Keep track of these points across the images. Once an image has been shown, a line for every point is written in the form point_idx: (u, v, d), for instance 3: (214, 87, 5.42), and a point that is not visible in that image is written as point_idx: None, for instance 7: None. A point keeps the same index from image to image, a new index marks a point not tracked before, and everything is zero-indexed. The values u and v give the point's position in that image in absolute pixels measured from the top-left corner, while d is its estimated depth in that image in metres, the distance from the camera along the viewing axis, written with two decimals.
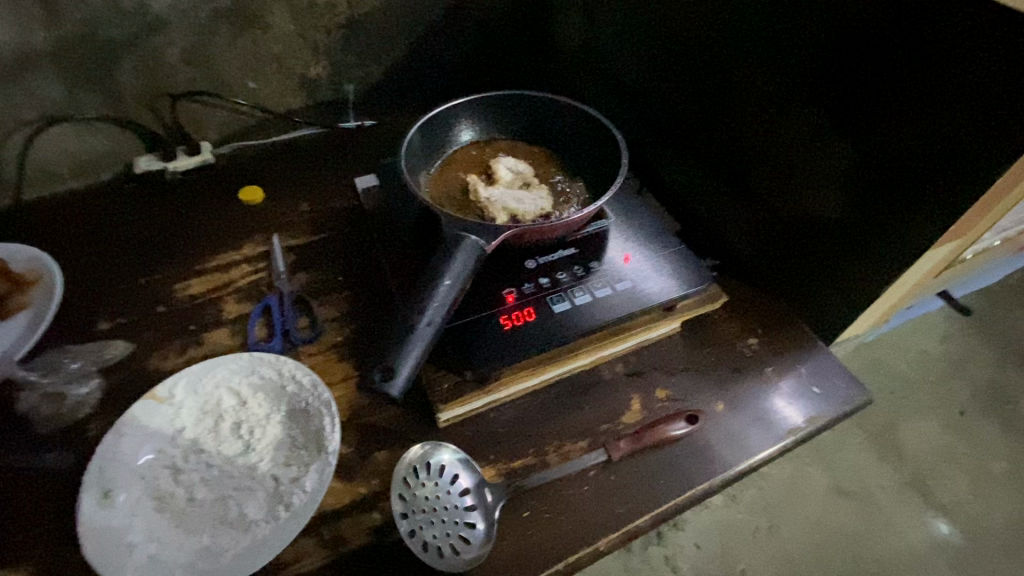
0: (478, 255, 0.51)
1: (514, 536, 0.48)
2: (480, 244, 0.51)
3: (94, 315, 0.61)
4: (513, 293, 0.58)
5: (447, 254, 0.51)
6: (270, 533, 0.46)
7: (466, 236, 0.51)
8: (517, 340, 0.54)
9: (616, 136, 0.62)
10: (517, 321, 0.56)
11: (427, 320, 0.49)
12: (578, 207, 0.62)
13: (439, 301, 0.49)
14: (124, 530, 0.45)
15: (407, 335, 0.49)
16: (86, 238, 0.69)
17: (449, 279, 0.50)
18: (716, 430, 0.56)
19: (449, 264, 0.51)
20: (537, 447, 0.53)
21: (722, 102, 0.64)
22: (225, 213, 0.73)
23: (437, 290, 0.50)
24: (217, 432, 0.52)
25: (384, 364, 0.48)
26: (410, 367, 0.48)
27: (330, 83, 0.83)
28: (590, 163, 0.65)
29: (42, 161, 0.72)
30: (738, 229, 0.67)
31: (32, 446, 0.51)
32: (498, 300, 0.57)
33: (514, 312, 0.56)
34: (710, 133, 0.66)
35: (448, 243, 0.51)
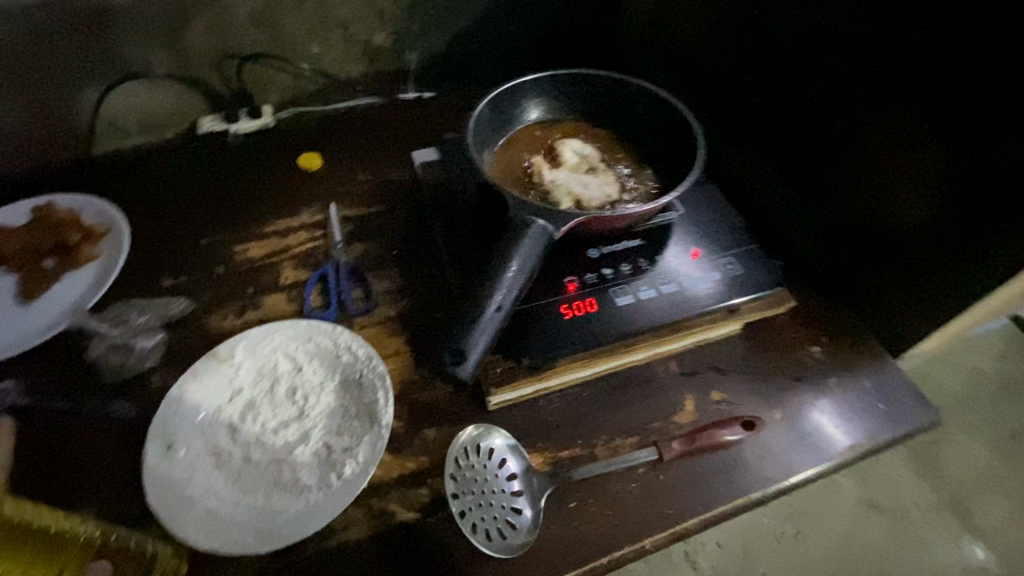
0: (544, 241, 0.50)
1: (559, 527, 0.47)
2: (548, 230, 0.50)
3: (158, 271, 0.63)
4: (575, 282, 0.57)
5: (513, 238, 0.50)
6: (323, 500, 0.47)
7: (535, 221, 0.50)
8: (576, 331, 0.54)
9: (693, 123, 0.58)
10: (580, 312, 0.55)
11: (496, 305, 0.49)
12: (646, 198, 0.60)
13: (508, 288, 0.49)
14: (185, 483, 0.46)
15: (476, 320, 0.48)
16: (151, 194, 0.70)
17: (515, 267, 0.49)
18: (771, 439, 0.54)
19: (516, 250, 0.50)
20: (586, 439, 0.52)
21: (807, 96, 0.59)
22: (284, 179, 0.73)
23: (505, 277, 0.49)
24: (273, 395, 0.52)
25: (454, 347, 0.49)
26: (479, 351, 0.48)
27: (392, 52, 0.81)
28: (660, 152, 0.63)
29: (112, 116, 0.74)
30: (807, 232, 0.64)
31: (100, 394, 0.53)
32: (560, 289, 0.56)
33: (576, 302, 0.55)
34: (790, 128, 0.62)
35: (516, 228, 0.50)
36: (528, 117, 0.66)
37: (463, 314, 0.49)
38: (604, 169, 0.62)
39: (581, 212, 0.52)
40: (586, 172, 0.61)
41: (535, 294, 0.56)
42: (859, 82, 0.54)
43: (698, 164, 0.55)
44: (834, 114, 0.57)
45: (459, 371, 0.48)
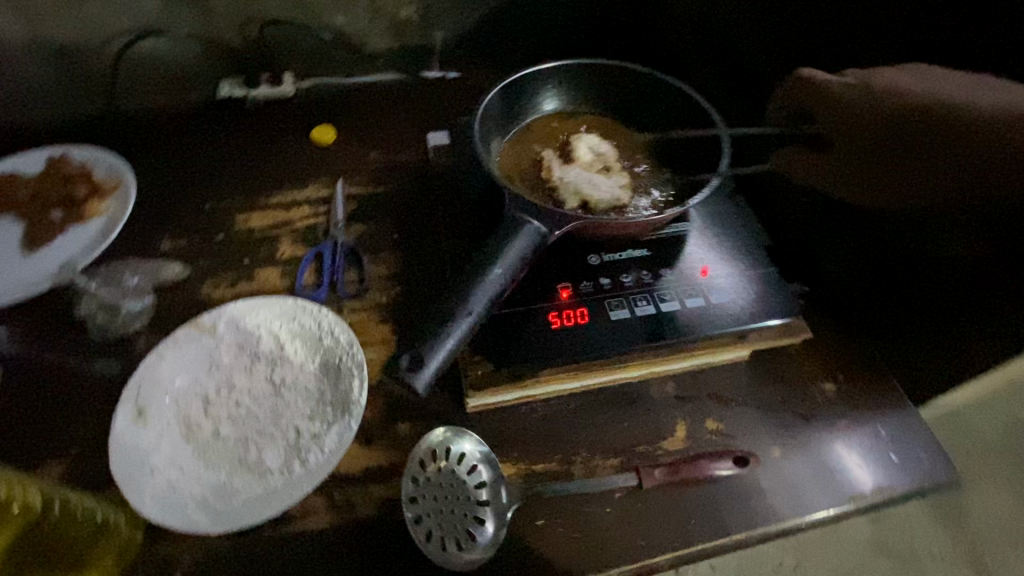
0: (536, 243, 0.47)
1: (523, 543, 0.45)
2: (541, 231, 0.47)
3: (159, 232, 0.63)
4: (569, 289, 0.54)
5: (505, 237, 0.47)
6: (283, 485, 0.45)
7: (528, 222, 0.47)
8: (564, 341, 0.51)
9: (717, 125, 0.53)
10: (569, 322, 0.52)
11: (467, 309, 0.46)
12: (660, 205, 0.56)
13: (486, 291, 0.46)
14: (150, 452, 0.46)
15: (444, 324, 0.45)
16: (163, 154, 0.70)
17: (502, 267, 0.47)
18: (765, 478, 0.50)
19: (505, 250, 0.47)
20: (564, 455, 0.50)
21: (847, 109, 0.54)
22: (294, 150, 0.72)
23: (487, 277, 0.46)
24: (250, 372, 0.51)
25: (413, 352, 0.45)
26: (441, 358, 0.45)
27: (418, 27, 0.79)
28: (682, 155, 0.58)
29: (134, 72, 0.74)
30: (837, 258, 0.59)
31: (85, 350, 0.53)
32: (552, 295, 0.53)
33: (566, 311, 0.52)
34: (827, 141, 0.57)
35: (506, 227, 0.48)
36: (545, 109, 0.63)
37: (431, 317, 0.46)
38: (620, 169, 0.58)
39: (579, 215, 0.49)
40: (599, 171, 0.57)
41: (527, 298, 0.53)
42: (902, 101, 0.48)
43: (717, 173, 0.50)
44: (868, 134, 0.51)
45: (414, 378, 0.44)
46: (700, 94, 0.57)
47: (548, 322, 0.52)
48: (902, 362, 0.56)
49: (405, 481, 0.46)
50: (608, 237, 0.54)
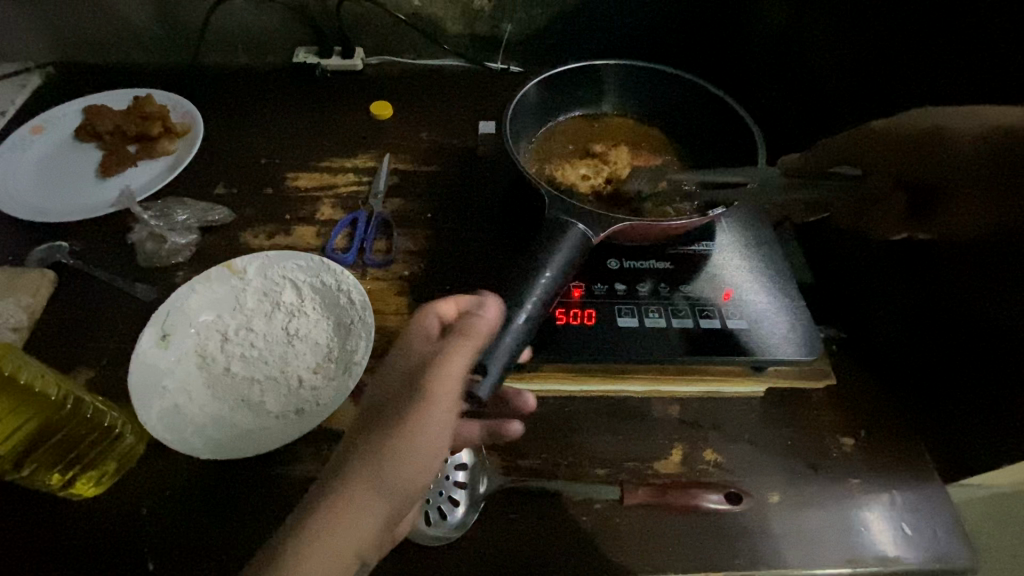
0: (582, 246, 0.47)
1: (493, 533, 0.45)
2: (587, 234, 0.47)
3: (215, 178, 0.67)
4: (581, 288, 0.53)
5: (550, 239, 0.47)
6: (275, 428, 0.47)
7: (574, 224, 0.47)
8: (568, 340, 0.50)
9: (754, 131, 0.54)
10: (575, 322, 0.51)
11: (524, 312, 0.44)
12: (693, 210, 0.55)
13: (538, 296, 0.45)
14: (165, 374, 0.49)
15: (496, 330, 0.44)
16: (234, 108, 0.75)
17: (550, 272, 0.46)
18: (757, 521, 0.47)
19: (552, 253, 0.46)
20: (551, 454, 0.49)
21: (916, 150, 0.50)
22: (352, 120, 0.75)
23: (537, 281, 0.45)
24: (269, 318, 0.54)
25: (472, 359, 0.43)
26: (501, 364, 0.43)
27: (489, 18, 0.79)
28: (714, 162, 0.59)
29: (222, 30, 0.79)
30: (885, 309, 0.55)
31: (131, 273, 0.58)
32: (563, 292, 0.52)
33: (574, 310, 0.51)
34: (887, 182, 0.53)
35: (551, 228, 0.47)
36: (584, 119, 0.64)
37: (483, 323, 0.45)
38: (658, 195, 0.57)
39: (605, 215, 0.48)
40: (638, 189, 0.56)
41: None
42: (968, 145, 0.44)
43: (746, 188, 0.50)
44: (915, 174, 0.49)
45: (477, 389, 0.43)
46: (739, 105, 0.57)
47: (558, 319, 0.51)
48: (939, 431, 0.51)
49: None
50: (632, 242, 0.53)
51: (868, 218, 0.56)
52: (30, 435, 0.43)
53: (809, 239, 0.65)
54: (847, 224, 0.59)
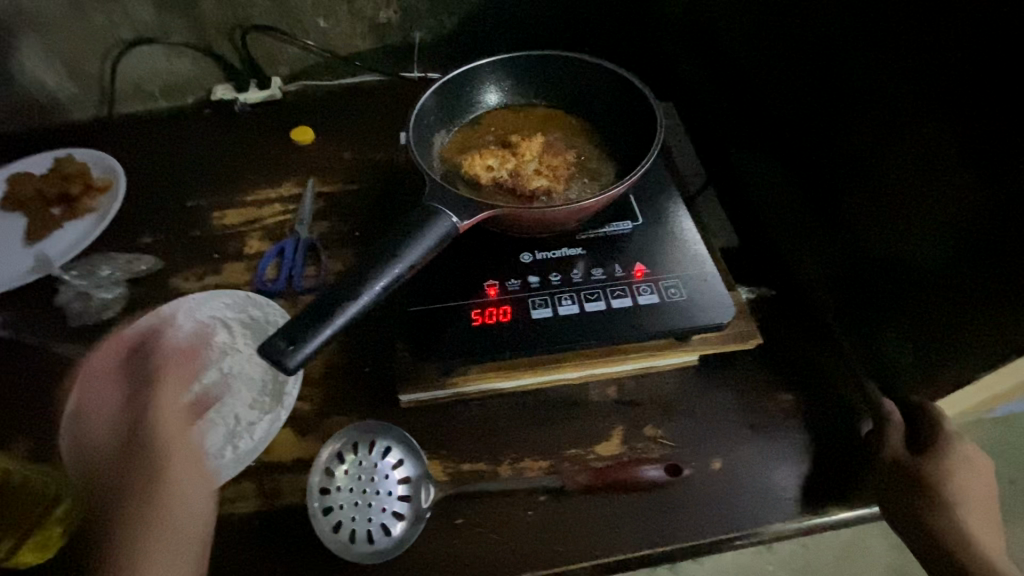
0: (449, 236, 0.45)
1: (440, 540, 0.45)
2: (454, 223, 0.45)
3: (142, 227, 0.67)
4: (496, 286, 0.53)
5: (416, 226, 0.45)
6: (215, 468, 0.48)
7: (443, 213, 0.45)
8: (490, 339, 0.50)
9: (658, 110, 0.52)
10: (492, 320, 0.51)
11: (359, 297, 0.43)
12: (598, 190, 0.54)
13: (382, 280, 0.43)
14: (101, 432, 0.49)
15: (330, 305, 0.42)
16: (156, 155, 0.75)
17: (410, 256, 0.44)
18: (702, 489, 0.48)
19: (416, 240, 0.45)
20: (492, 454, 0.49)
21: (815, 104, 0.50)
22: (277, 150, 0.75)
23: (393, 263, 0.44)
24: (203, 360, 0.54)
25: (293, 330, 0.42)
26: (317, 341, 0.42)
27: (400, 29, 0.79)
28: (628, 141, 0.57)
29: (136, 79, 0.79)
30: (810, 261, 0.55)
31: (64, 335, 0.58)
32: (479, 292, 0.52)
33: (489, 309, 0.51)
34: (793, 138, 0.54)
35: (420, 216, 0.46)
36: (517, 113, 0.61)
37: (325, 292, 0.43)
38: (563, 191, 0.53)
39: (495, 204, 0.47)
40: (540, 185, 0.53)
41: (456, 294, 0.52)
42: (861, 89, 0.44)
43: (648, 159, 0.49)
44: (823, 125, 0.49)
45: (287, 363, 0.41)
46: (642, 82, 0.55)
47: (480, 320, 0.51)
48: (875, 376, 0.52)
49: (315, 470, 0.46)
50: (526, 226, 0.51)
51: (784, 173, 0.57)
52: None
53: (734, 203, 0.65)
54: (768, 181, 0.59)
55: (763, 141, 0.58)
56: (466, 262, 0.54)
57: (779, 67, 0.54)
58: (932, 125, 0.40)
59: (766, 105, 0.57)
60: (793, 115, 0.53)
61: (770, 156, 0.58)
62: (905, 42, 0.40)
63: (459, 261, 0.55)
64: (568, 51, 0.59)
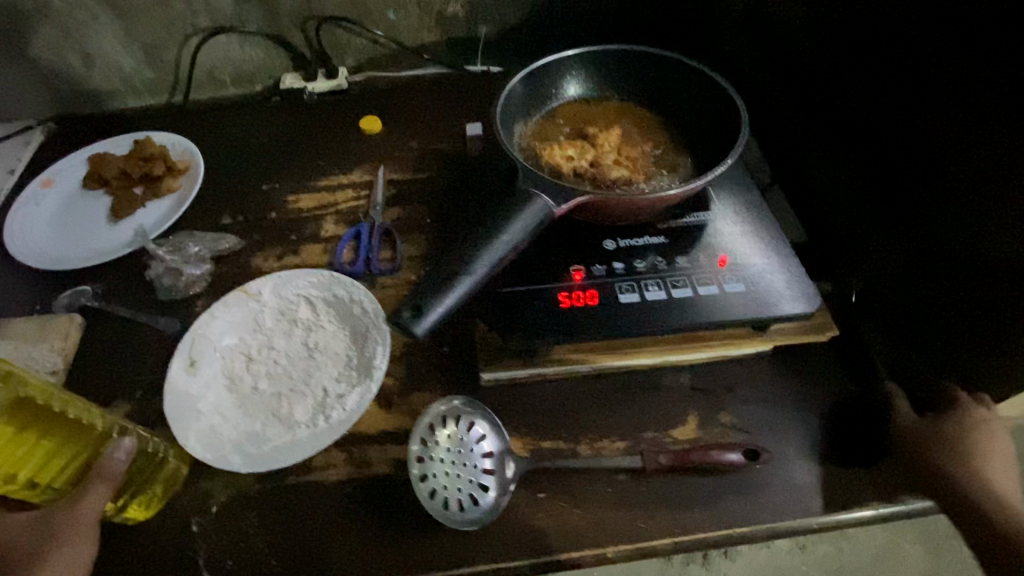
0: (545, 218, 0.47)
1: (525, 513, 0.47)
2: (550, 207, 0.47)
3: (220, 209, 0.70)
4: (582, 271, 0.54)
5: (513, 209, 0.47)
6: (307, 436, 0.50)
7: (538, 197, 0.47)
8: (576, 321, 0.51)
9: (740, 105, 0.53)
10: (579, 303, 0.52)
11: (472, 271, 0.45)
12: (675, 181, 0.55)
13: (490, 257, 0.45)
14: (197, 398, 0.51)
15: (447, 278, 0.45)
16: (230, 140, 0.78)
17: (508, 235, 0.46)
18: (776, 475, 0.49)
19: (513, 222, 0.46)
20: (571, 433, 0.51)
21: (887, 102, 0.50)
22: (346, 138, 0.77)
23: (494, 242, 0.45)
24: (288, 336, 0.56)
25: (416, 302, 0.45)
26: (441, 310, 0.44)
27: (465, 22, 0.81)
28: (704, 135, 0.58)
29: (209, 66, 0.82)
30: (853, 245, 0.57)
31: (153, 308, 0.60)
32: (565, 276, 0.54)
33: (576, 293, 0.53)
34: (862, 137, 0.54)
35: (517, 200, 0.47)
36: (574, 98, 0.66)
37: (438, 269, 0.46)
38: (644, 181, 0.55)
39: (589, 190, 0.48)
40: (621, 174, 0.55)
41: (538, 278, 0.54)
42: (940, 88, 0.45)
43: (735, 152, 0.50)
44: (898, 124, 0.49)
45: (413, 329, 0.44)
46: (722, 77, 0.56)
47: (561, 304, 0.52)
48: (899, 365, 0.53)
49: (412, 441, 0.48)
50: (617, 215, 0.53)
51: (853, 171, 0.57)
52: (77, 464, 0.43)
53: (800, 199, 0.66)
54: (836, 177, 0.59)
55: (832, 138, 0.59)
56: (546, 248, 0.56)
57: (847, 65, 0.54)
58: (1013, 126, 0.40)
59: (836, 102, 0.57)
60: (863, 113, 0.54)
61: (839, 153, 0.58)
62: (988, 43, 0.40)
63: (539, 246, 0.57)
64: (646, 47, 0.60)
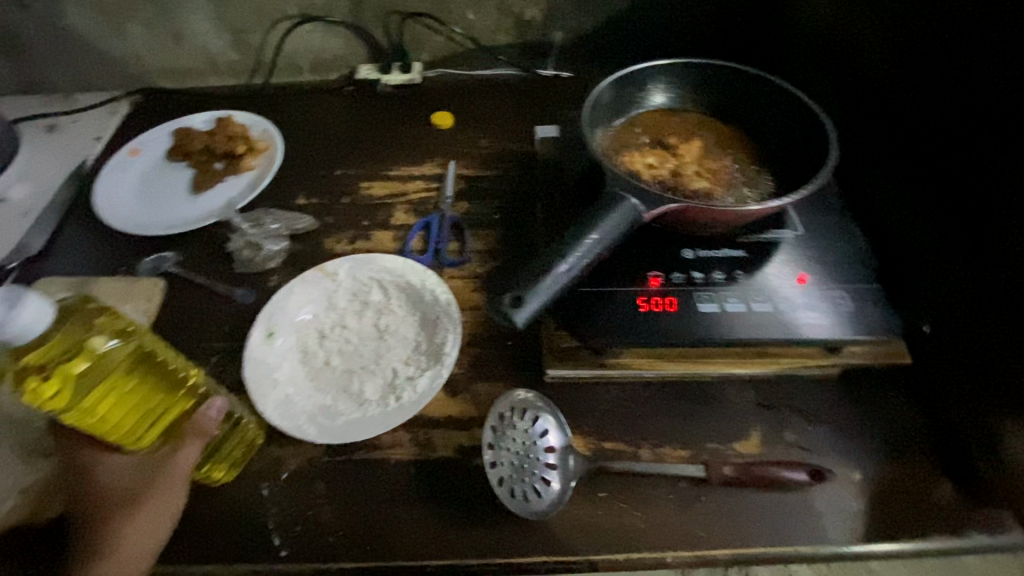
0: (633, 220, 0.47)
1: (585, 510, 0.48)
2: (638, 209, 0.47)
3: (295, 190, 0.72)
4: (659, 277, 0.55)
5: (601, 210, 0.48)
6: (377, 415, 0.51)
7: (626, 198, 0.48)
8: (651, 326, 0.52)
9: (828, 128, 0.52)
10: (657, 308, 0.53)
11: (565, 267, 0.46)
12: (755, 197, 0.56)
13: (581, 254, 0.46)
14: (274, 367, 0.53)
15: (542, 272, 0.46)
16: (306, 124, 0.80)
17: (596, 235, 0.47)
18: (838, 498, 0.49)
19: (601, 222, 0.47)
20: (633, 437, 0.51)
21: (966, 134, 0.49)
22: (418, 130, 0.79)
23: (583, 240, 0.47)
24: (360, 317, 0.58)
25: (513, 292, 0.46)
26: (539, 301, 0.46)
27: (541, 27, 0.82)
28: (786, 156, 0.58)
29: (291, 53, 0.85)
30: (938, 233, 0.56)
31: (231, 279, 0.63)
32: (642, 281, 0.54)
33: (654, 298, 0.53)
34: (934, 168, 0.53)
35: (605, 202, 0.48)
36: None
37: (530, 263, 0.47)
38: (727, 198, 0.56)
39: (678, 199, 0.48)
40: (701, 186, 0.56)
41: (612, 280, 0.55)
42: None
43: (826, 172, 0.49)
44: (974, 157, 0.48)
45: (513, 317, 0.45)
46: (811, 100, 0.56)
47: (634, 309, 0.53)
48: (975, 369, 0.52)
49: (484, 428, 0.49)
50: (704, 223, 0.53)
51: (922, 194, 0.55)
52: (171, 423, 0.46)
53: None
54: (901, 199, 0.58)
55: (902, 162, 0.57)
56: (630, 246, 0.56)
57: (925, 96, 0.53)
58: None
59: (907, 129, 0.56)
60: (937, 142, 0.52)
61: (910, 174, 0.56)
62: None
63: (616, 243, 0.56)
64: (733, 64, 0.61)
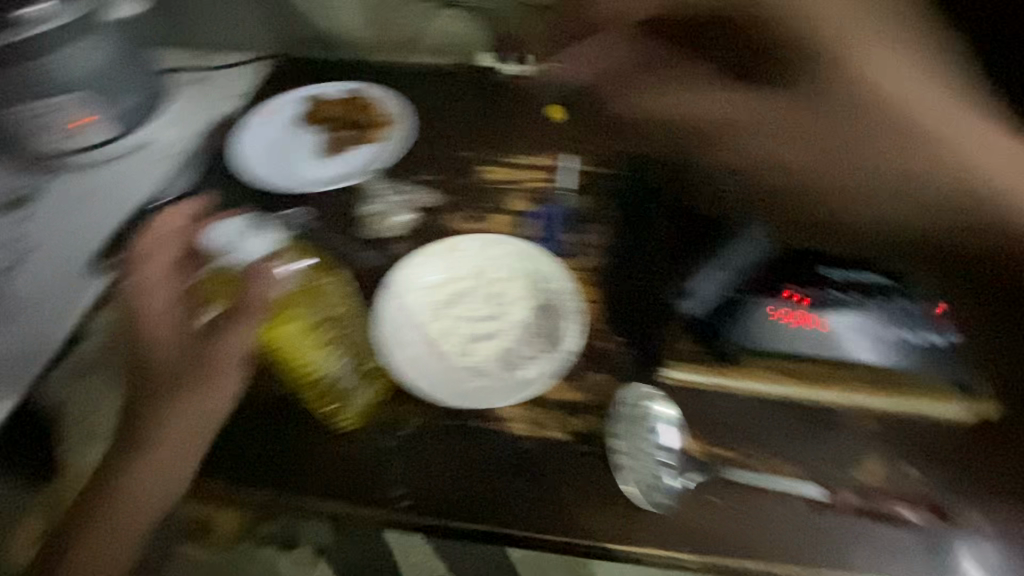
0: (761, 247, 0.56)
1: (696, 510, 0.48)
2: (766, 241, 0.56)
3: (419, 166, 0.75)
4: (795, 291, 0.53)
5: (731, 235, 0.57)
6: (498, 388, 0.53)
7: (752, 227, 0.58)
8: (786, 340, 0.52)
9: None
10: (796, 323, 0.52)
11: (720, 266, 0.55)
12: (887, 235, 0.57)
13: (730, 258, 0.55)
14: (400, 329, 0.56)
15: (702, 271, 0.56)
16: (429, 103, 0.83)
17: (738, 249, 0.56)
18: (963, 541, 0.47)
19: (737, 241, 0.56)
20: (746, 447, 0.51)
21: None
22: (535, 118, 0.79)
23: (729, 250, 0.56)
24: (480, 293, 0.60)
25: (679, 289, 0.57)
26: (707, 293, 0.54)
27: None
28: None
29: (421, 34, 0.88)
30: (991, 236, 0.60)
31: (358, 242, 0.66)
32: (775, 292, 0.53)
33: (791, 312, 0.53)
34: None
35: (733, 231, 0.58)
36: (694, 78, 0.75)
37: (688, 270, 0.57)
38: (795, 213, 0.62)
39: None
40: None
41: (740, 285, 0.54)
42: None
43: None
44: None
45: (678, 306, 0.56)
46: None
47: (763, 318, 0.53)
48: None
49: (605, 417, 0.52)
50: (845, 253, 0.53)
51: None
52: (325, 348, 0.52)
53: None
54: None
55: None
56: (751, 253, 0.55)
57: None
58: None
59: None
60: None
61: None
62: None
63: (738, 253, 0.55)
64: None
